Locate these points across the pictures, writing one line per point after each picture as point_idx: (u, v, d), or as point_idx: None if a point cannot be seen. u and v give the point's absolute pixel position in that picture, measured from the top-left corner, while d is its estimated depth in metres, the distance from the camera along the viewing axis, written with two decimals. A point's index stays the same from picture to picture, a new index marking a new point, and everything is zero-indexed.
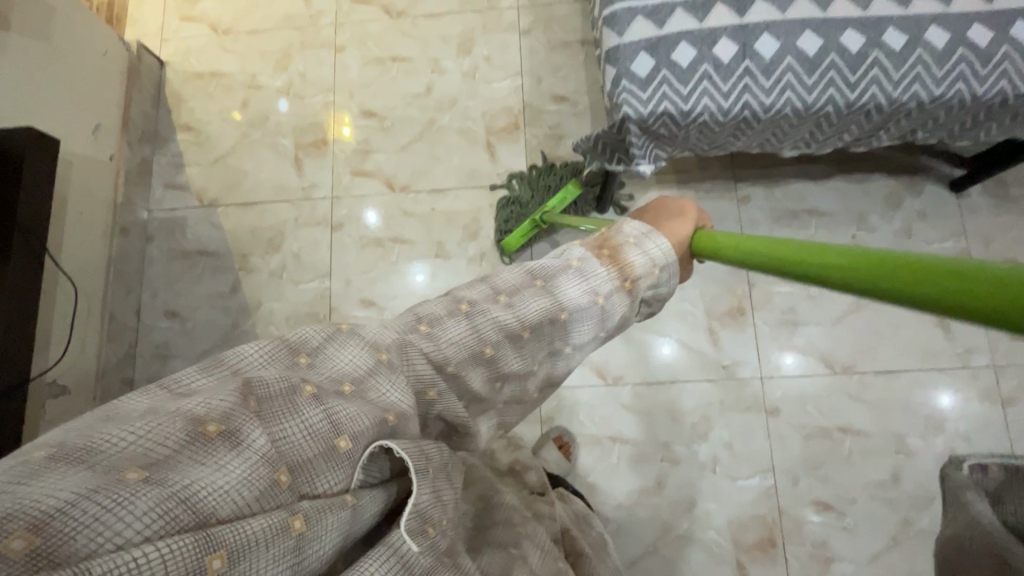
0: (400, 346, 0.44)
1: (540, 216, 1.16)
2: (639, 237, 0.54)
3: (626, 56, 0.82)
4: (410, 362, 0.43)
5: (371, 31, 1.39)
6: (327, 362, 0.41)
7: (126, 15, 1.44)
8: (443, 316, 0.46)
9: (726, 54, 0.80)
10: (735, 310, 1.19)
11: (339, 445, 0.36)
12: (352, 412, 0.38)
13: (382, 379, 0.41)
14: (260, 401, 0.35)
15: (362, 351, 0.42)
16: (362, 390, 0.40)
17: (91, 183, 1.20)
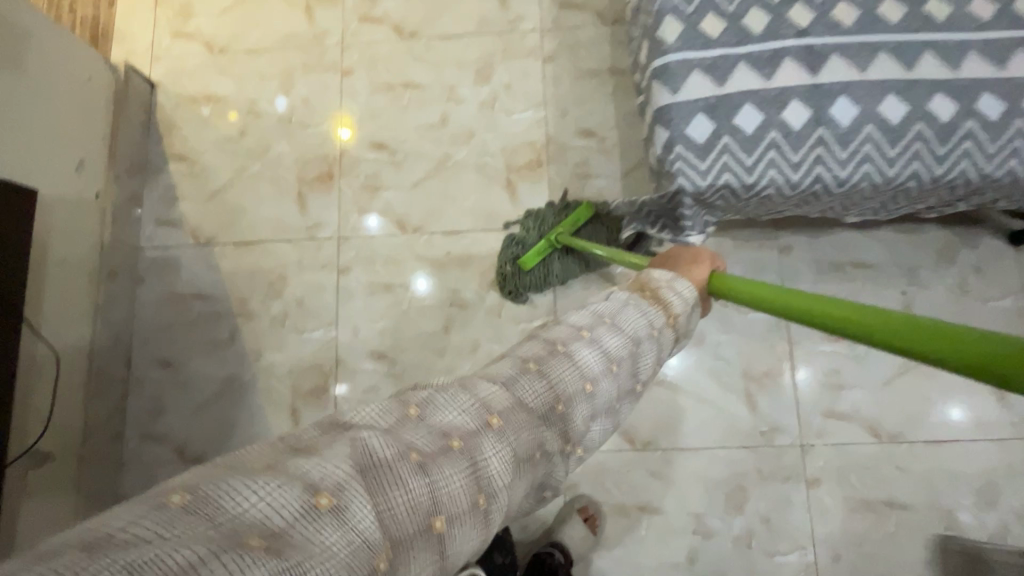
0: (508, 410, 0.45)
1: (555, 235, 1.09)
2: (668, 282, 0.62)
3: (681, 118, 0.72)
4: (516, 426, 0.45)
5: (380, 53, 1.28)
6: (440, 420, 0.43)
7: (114, 31, 1.32)
8: (516, 377, 0.48)
9: (797, 120, 0.70)
10: (774, 371, 1.10)
11: (435, 524, 0.38)
12: (457, 486, 0.40)
13: (491, 444, 0.43)
14: (370, 472, 0.37)
15: (472, 411, 0.44)
16: (470, 457, 0.42)
17: (74, 225, 1.09)
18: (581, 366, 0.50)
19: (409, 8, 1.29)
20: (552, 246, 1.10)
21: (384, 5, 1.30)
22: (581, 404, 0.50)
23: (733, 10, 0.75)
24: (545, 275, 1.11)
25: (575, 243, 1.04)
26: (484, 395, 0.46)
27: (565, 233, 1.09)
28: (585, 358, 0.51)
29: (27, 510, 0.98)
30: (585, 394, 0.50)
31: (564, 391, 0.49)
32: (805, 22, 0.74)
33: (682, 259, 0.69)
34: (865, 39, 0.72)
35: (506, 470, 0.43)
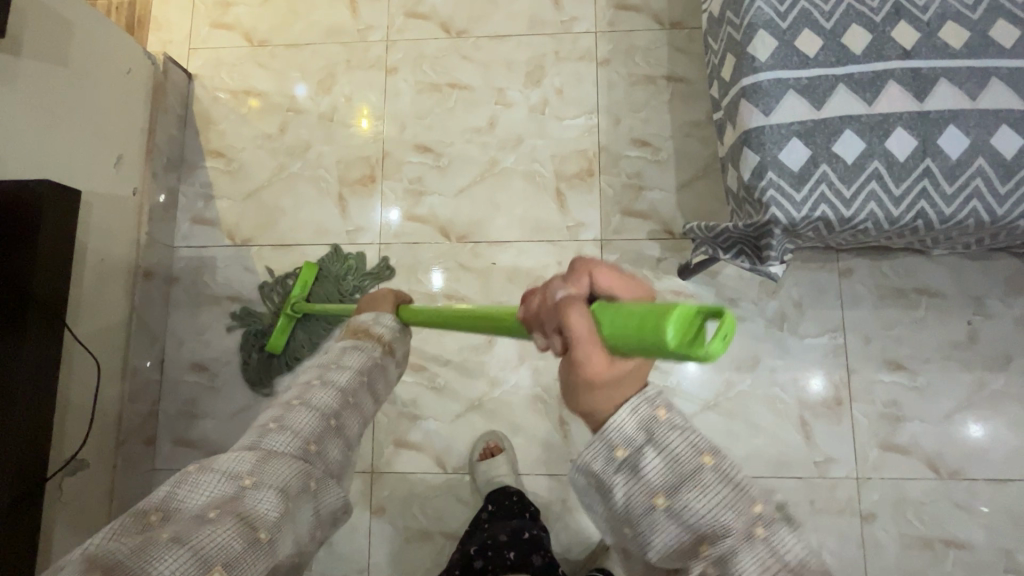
0: (255, 467, 0.60)
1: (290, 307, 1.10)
2: (371, 321, 0.78)
3: (774, 142, 0.68)
4: (269, 479, 0.60)
5: (426, 51, 1.23)
6: (186, 508, 0.55)
7: (150, 19, 1.28)
8: (261, 438, 0.64)
9: (902, 150, 0.65)
10: (830, 400, 1.07)
11: (213, 574, 0.50)
12: (223, 539, 0.52)
13: (251, 498, 0.57)
14: (112, 569, 0.48)
15: (220, 485, 0.58)
16: (231, 515, 0.55)
17: (112, 225, 1.05)
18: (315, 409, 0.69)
19: (457, 4, 1.24)
20: (292, 317, 1.11)
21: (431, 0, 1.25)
22: (333, 439, 0.69)
23: (831, 27, 0.70)
24: (294, 350, 1.11)
25: (312, 309, 1.04)
26: (231, 469, 0.59)
27: (299, 299, 1.10)
28: (323, 398, 0.70)
29: (61, 517, 0.96)
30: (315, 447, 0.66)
31: (314, 434, 0.67)
32: (911, 42, 0.69)
33: (375, 302, 0.81)
34: (977, 63, 0.67)
35: (271, 507, 0.58)
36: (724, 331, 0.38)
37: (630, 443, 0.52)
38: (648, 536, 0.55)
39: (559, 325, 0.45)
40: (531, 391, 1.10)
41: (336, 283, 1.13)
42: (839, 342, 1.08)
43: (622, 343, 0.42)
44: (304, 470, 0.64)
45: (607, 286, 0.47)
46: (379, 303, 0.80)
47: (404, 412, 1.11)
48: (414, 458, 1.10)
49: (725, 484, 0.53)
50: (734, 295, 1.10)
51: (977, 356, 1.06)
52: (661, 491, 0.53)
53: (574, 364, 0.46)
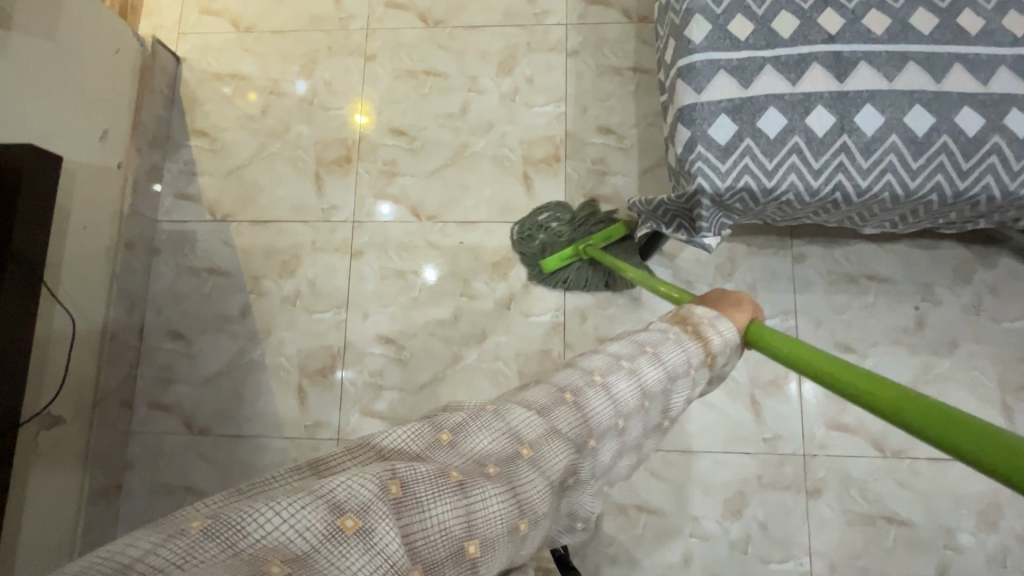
0: (542, 438, 0.42)
1: (583, 247, 1.10)
2: (712, 319, 0.57)
3: (704, 118, 0.72)
4: (549, 460, 0.42)
5: (405, 40, 1.28)
6: (474, 445, 0.40)
7: (142, 5, 1.34)
8: (550, 407, 0.45)
9: (821, 126, 0.70)
10: (779, 379, 1.10)
11: (470, 550, 0.36)
12: (499, 510, 0.37)
13: (530, 472, 0.40)
14: (399, 494, 0.34)
15: (505, 436, 0.41)
16: (508, 480, 0.39)
17: (96, 194, 1.11)
18: (616, 401, 0.47)
19: None
20: (578, 254, 1.12)
21: None
22: (612, 440, 0.47)
23: (763, 13, 0.75)
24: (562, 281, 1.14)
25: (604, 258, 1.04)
26: (517, 422, 0.43)
27: (597, 246, 1.10)
28: (644, 375, 0.49)
29: (34, 469, 1.01)
30: (616, 431, 0.47)
31: (598, 426, 0.45)
32: (835, 28, 0.73)
33: (724, 302, 0.61)
34: (896, 48, 0.72)
35: (547, 494, 0.41)
36: None
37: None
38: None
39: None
40: (492, 364, 1.15)
41: (628, 253, 1.13)
42: (790, 324, 1.12)
43: None
44: (569, 468, 0.43)
45: None
46: (732, 306, 0.60)
47: (371, 382, 1.16)
48: (378, 427, 1.14)
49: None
50: (690, 277, 1.14)
51: (923, 341, 1.10)
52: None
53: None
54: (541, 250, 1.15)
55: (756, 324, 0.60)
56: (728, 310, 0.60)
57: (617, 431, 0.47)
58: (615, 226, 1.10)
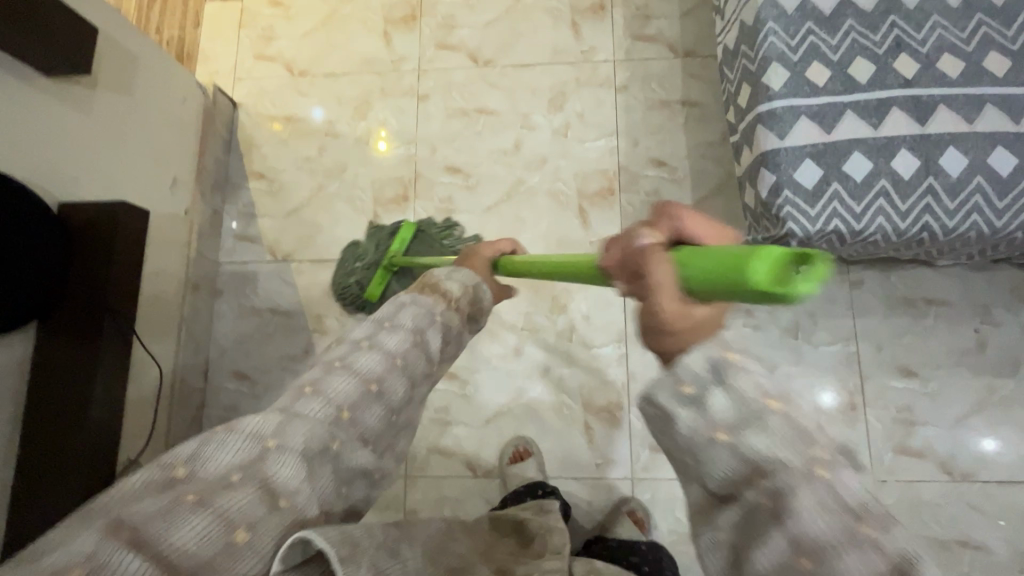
0: (282, 428, 0.52)
1: (388, 262, 1.17)
2: (447, 274, 0.74)
3: (789, 162, 0.75)
4: (296, 439, 0.51)
5: (456, 79, 1.32)
6: (209, 467, 0.47)
7: (199, 53, 1.40)
8: (295, 400, 0.55)
9: (907, 169, 0.72)
10: (845, 405, 1.11)
11: (236, 541, 0.44)
12: (247, 503, 0.46)
13: (275, 460, 0.49)
14: (132, 531, 0.42)
15: (245, 445, 0.49)
16: (253, 478, 0.47)
17: (167, 241, 1.14)
18: (360, 371, 0.59)
19: (484, 36, 1.33)
20: (388, 270, 1.18)
21: (460, 32, 1.34)
22: (372, 405, 0.58)
23: (838, 59, 0.78)
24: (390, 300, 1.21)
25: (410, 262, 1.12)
26: (257, 428, 0.51)
27: (398, 255, 1.18)
28: (388, 344, 0.62)
29: None
30: (372, 393, 0.59)
31: (349, 398, 0.57)
32: (911, 72, 0.76)
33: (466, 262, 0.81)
34: (972, 91, 0.74)
35: (300, 473, 0.50)
36: (814, 273, 0.38)
37: (697, 380, 0.47)
38: (705, 470, 0.47)
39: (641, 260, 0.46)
40: (555, 396, 1.17)
41: (431, 243, 1.21)
42: (852, 349, 1.13)
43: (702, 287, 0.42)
44: (331, 432, 0.54)
45: (695, 233, 0.47)
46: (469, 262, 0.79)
47: (437, 418, 1.18)
48: (445, 463, 1.16)
49: (792, 428, 0.46)
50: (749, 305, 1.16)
51: (986, 363, 1.11)
52: (725, 425, 0.47)
53: (647, 301, 0.45)
54: (359, 284, 1.20)
55: (502, 257, 0.83)
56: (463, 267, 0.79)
57: (373, 395, 0.59)
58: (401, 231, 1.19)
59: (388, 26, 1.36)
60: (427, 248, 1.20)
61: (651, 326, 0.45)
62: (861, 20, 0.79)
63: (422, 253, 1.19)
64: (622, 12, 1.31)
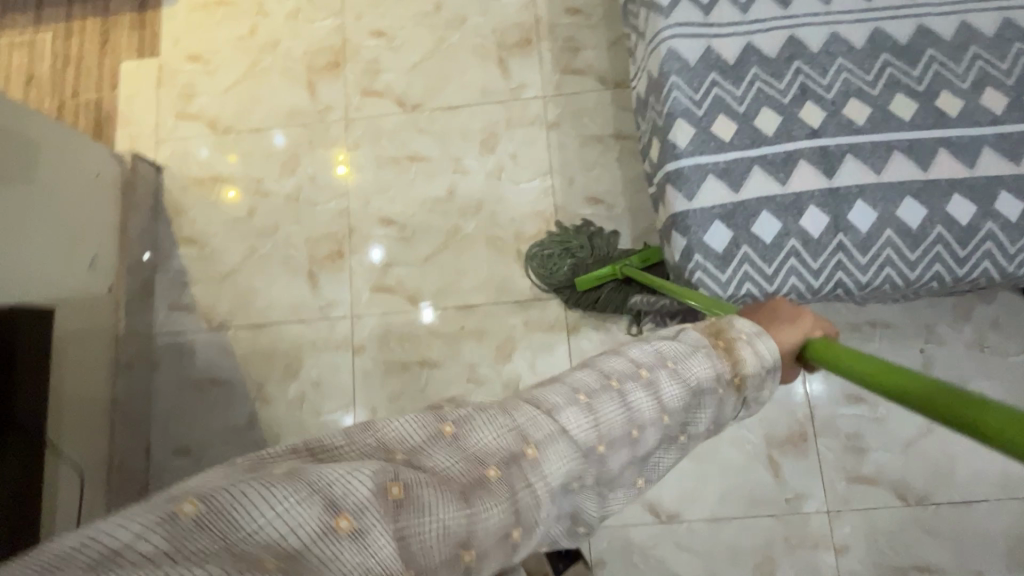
0: (547, 443, 0.43)
1: (620, 267, 1.08)
2: (751, 338, 0.56)
3: (698, 225, 0.72)
4: (552, 467, 0.42)
5: (385, 126, 1.28)
6: (477, 449, 0.41)
7: (117, 114, 1.35)
8: (564, 407, 0.45)
9: (816, 227, 0.70)
10: (796, 436, 1.10)
11: (464, 556, 0.36)
12: (494, 520, 0.38)
13: (525, 480, 0.41)
14: (397, 495, 0.35)
15: (509, 440, 0.42)
16: (507, 495, 0.39)
17: (90, 327, 1.10)
18: (631, 409, 0.48)
19: (411, 79, 1.30)
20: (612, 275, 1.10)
21: (386, 77, 1.30)
22: (623, 449, 0.47)
23: (744, 110, 0.76)
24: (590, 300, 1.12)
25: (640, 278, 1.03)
26: (524, 423, 0.43)
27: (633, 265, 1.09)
28: (603, 414, 0.46)
29: None
30: (630, 440, 0.47)
31: (609, 433, 0.46)
32: (817, 121, 0.74)
33: (769, 319, 0.60)
34: (878, 137, 0.72)
35: (545, 504, 0.41)
36: None
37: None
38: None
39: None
40: None
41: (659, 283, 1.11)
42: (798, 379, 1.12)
43: None
44: (573, 473, 0.43)
45: None
46: (784, 323, 0.59)
47: None
48: None
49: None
50: None
51: None
52: None
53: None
54: (572, 268, 1.12)
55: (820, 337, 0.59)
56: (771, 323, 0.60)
57: (630, 440, 0.47)
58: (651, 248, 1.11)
59: (312, 75, 1.32)
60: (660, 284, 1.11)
61: None
62: (765, 67, 0.77)
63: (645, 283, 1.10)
64: (549, 45, 1.28)
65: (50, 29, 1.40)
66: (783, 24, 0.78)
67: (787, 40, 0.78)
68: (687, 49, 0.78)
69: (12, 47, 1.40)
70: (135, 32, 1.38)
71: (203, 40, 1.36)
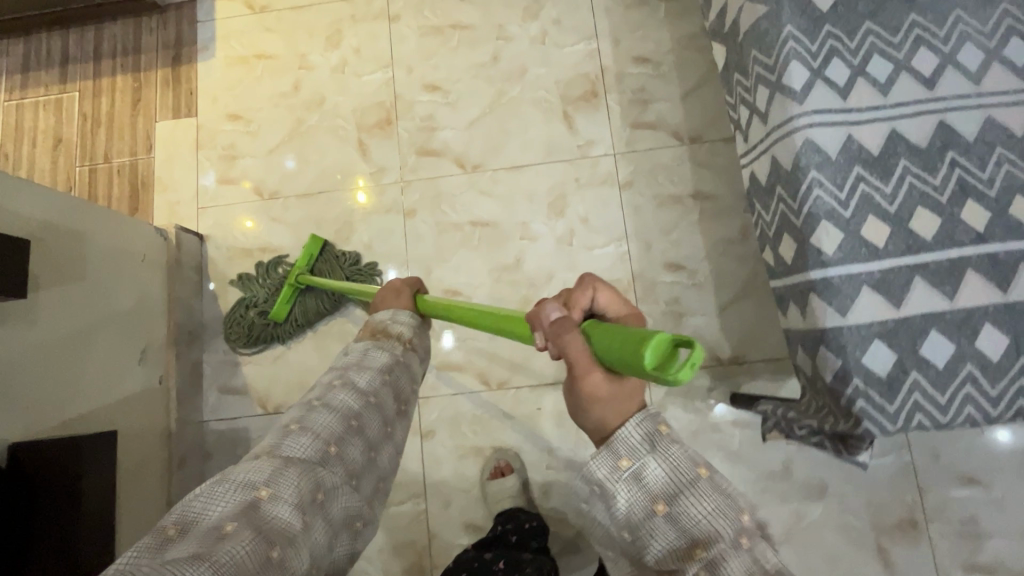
0: (274, 479, 0.54)
1: (295, 277, 1.13)
2: (390, 318, 0.78)
3: (856, 345, 0.65)
4: (287, 491, 0.54)
5: (444, 189, 1.20)
6: (199, 522, 0.50)
7: (155, 180, 1.26)
8: (281, 441, 0.59)
9: (994, 349, 0.63)
10: (906, 522, 1.03)
11: None
12: (243, 554, 0.48)
13: (270, 510, 0.52)
14: None
15: (238, 496, 0.52)
16: (249, 530, 0.50)
17: (141, 424, 1.02)
18: (322, 435, 0.61)
19: (470, 137, 1.21)
20: (294, 288, 1.14)
21: (443, 134, 1.22)
22: (355, 441, 0.63)
23: (897, 210, 0.68)
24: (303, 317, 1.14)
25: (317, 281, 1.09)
26: (248, 477, 0.54)
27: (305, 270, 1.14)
28: (318, 426, 0.61)
29: None
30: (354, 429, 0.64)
31: (333, 434, 0.61)
32: (983, 223, 0.66)
33: (388, 297, 0.83)
34: None
35: (295, 515, 0.53)
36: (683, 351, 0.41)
37: (633, 450, 0.47)
38: (643, 545, 0.47)
39: (555, 344, 0.50)
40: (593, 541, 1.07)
41: (337, 263, 1.16)
42: (906, 459, 1.04)
43: (608, 357, 0.46)
44: (316, 484, 0.57)
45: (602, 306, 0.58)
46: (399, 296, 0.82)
47: None
48: None
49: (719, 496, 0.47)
50: None
51: None
52: None
53: (574, 383, 0.50)
54: (264, 306, 1.15)
55: (419, 295, 0.84)
56: (399, 300, 0.82)
57: (354, 429, 0.64)
58: (308, 243, 1.15)
59: (363, 134, 1.24)
60: (335, 269, 1.16)
61: (579, 399, 0.50)
62: (916, 159, 0.69)
63: (326, 273, 1.15)
64: (617, 98, 1.20)
65: (78, 86, 1.31)
66: (932, 108, 0.71)
67: (938, 127, 0.70)
68: (825, 140, 0.70)
69: (38, 107, 1.31)
70: (170, 89, 1.29)
71: (244, 98, 1.27)
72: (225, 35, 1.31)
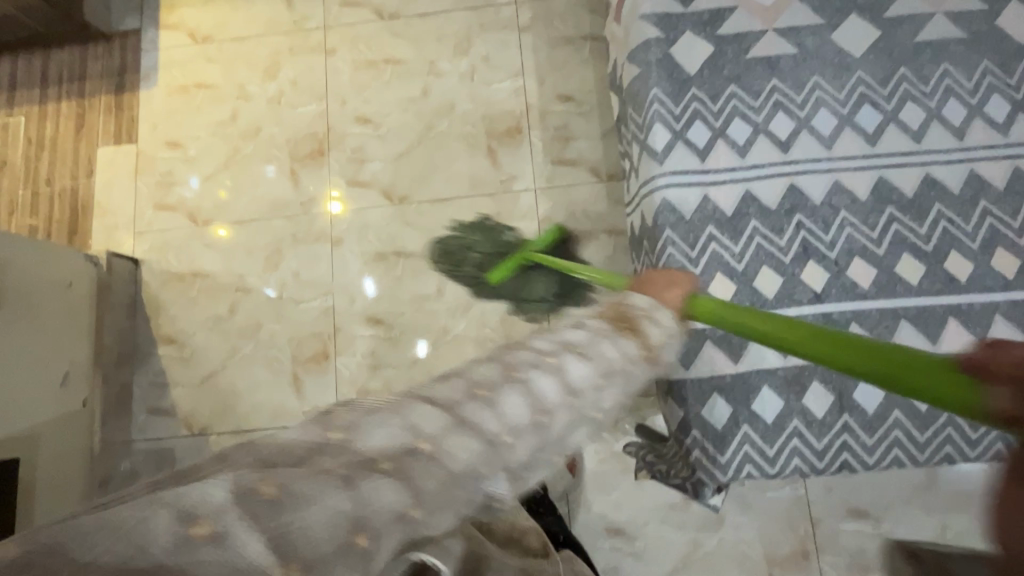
0: (443, 433, 0.36)
1: (525, 253, 1.08)
2: (648, 311, 0.53)
3: (695, 398, 0.69)
4: (450, 450, 0.36)
5: (370, 219, 1.24)
6: (367, 440, 0.34)
7: (94, 205, 1.30)
8: (462, 403, 0.39)
9: (820, 407, 0.67)
10: (797, 553, 1.07)
11: (358, 542, 0.30)
12: (389, 497, 0.32)
13: (428, 465, 0.34)
14: (246, 500, 0.28)
15: (404, 429, 0.35)
16: (404, 475, 0.33)
17: (61, 442, 1.07)
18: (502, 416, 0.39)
19: (397, 170, 1.26)
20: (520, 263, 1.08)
21: (371, 166, 1.26)
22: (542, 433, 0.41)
23: (743, 269, 0.72)
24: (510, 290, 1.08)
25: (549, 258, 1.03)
26: (415, 418, 0.36)
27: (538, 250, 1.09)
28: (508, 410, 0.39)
29: None
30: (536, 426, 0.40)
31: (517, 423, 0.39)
32: (819, 284, 0.71)
33: (658, 285, 0.59)
34: (887, 303, 0.70)
35: (459, 478, 0.35)
36: None
37: None
38: None
39: None
40: None
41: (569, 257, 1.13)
42: (801, 493, 1.08)
43: None
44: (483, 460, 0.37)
45: None
46: (667, 288, 0.58)
47: None
48: None
49: None
50: None
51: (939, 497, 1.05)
52: None
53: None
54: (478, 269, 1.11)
55: (691, 295, 0.60)
56: (663, 293, 0.58)
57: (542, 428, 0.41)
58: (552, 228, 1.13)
59: (295, 163, 1.28)
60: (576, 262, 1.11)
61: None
62: (764, 220, 0.73)
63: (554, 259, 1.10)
64: (540, 135, 1.24)
65: (24, 111, 1.35)
66: (783, 171, 0.75)
67: (787, 189, 0.74)
68: (680, 201, 0.74)
69: None
70: (112, 115, 1.33)
71: (183, 126, 1.31)
72: (167, 65, 1.35)
